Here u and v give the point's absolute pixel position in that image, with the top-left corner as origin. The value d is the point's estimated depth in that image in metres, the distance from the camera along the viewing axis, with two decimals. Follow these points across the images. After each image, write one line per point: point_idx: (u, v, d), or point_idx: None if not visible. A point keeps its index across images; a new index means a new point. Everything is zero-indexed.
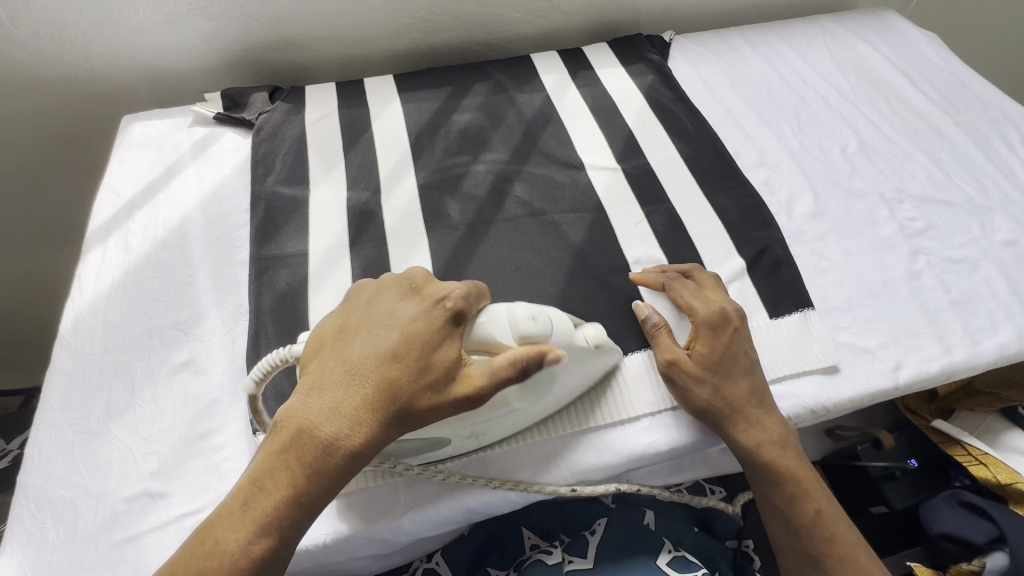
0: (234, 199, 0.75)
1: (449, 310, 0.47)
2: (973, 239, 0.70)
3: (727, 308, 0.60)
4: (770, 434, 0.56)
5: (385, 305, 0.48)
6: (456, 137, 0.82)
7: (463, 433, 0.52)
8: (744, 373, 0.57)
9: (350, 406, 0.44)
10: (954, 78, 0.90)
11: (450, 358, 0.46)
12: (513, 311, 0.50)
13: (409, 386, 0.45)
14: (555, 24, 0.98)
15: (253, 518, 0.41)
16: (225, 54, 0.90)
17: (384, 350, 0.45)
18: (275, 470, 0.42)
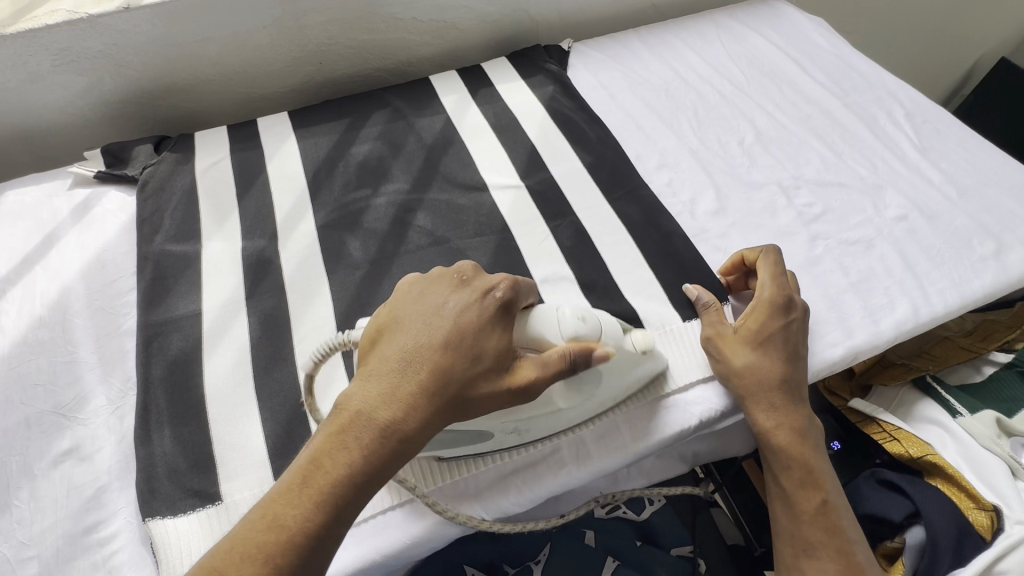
0: (120, 263, 0.70)
1: (499, 301, 0.47)
2: (867, 219, 0.72)
3: (791, 297, 0.60)
4: (792, 417, 0.56)
5: (434, 298, 0.48)
6: (355, 171, 0.79)
7: (506, 429, 0.52)
8: (780, 357, 0.58)
9: (408, 392, 0.44)
10: (840, 60, 0.93)
11: (505, 346, 0.47)
12: (561, 312, 0.51)
13: (466, 373, 0.45)
14: (454, 42, 0.97)
15: (309, 495, 0.41)
16: (105, 106, 0.86)
17: (439, 337, 0.45)
18: (337, 454, 0.42)
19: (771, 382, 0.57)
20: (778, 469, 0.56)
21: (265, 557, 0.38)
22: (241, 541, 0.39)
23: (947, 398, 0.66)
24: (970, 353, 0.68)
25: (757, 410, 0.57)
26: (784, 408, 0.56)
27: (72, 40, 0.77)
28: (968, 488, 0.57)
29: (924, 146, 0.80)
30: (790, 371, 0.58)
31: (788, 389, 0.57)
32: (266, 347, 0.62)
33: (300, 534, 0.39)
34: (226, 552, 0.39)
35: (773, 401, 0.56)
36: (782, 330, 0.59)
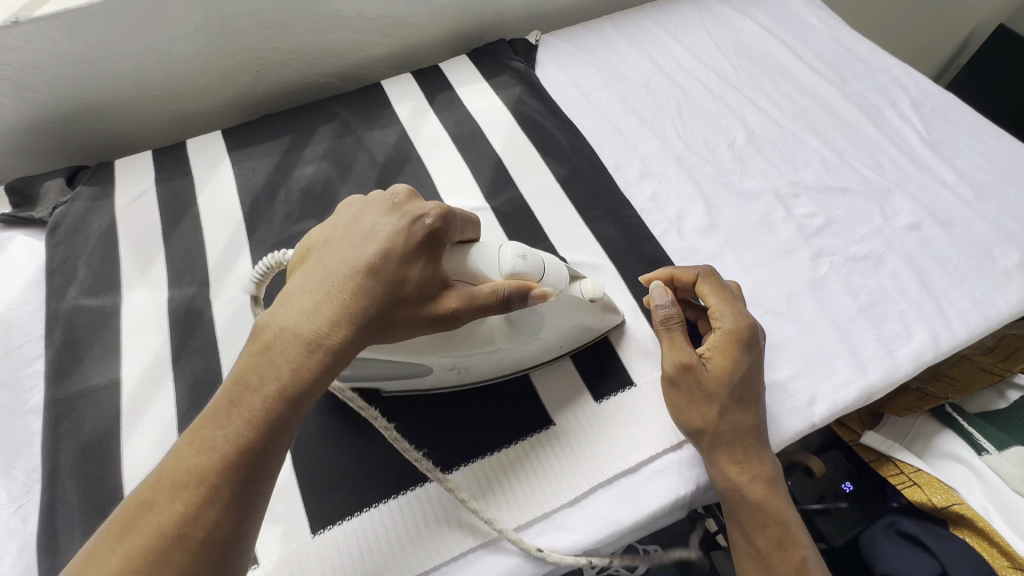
0: (27, 323, 0.61)
1: (427, 228, 0.43)
2: (875, 229, 0.64)
3: (755, 326, 0.52)
4: (758, 469, 0.49)
5: (367, 219, 0.44)
6: (298, 199, 0.70)
7: (445, 363, 0.49)
8: (748, 405, 0.50)
9: (338, 313, 0.40)
10: (836, 43, 0.84)
11: (423, 279, 0.42)
12: (502, 250, 0.45)
13: (397, 295, 0.41)
14: (408, 40, 0.86)
15: (241, 414, 0.36)
16: (9, 135, 0.75)
17: (372, 259, 0.41)
18: (267, 374, 0.37)
19: (740, 434, 0.49)
20: (752, 528, 0.49)
21: (189, 495, 0.33)
22: (169, 467, 0.35)
23: (969, 430, 0.59)
24: (993, 376, 0.61)
25: (718, 464, 0.49)
26: (753, 460, 0.49)
27: None
28: (1003, 545, 0.51)
29: (934, 140, 0.72)
30: (757, 417, 0.50)
31: (753, 436, 0.50)
32: (196, 420, 0.54)
33: (229, 464, 0.34)
34: (145, 495, 0.33)
35: (738, 456, 0.49)
36: (750, 369, 0.51)
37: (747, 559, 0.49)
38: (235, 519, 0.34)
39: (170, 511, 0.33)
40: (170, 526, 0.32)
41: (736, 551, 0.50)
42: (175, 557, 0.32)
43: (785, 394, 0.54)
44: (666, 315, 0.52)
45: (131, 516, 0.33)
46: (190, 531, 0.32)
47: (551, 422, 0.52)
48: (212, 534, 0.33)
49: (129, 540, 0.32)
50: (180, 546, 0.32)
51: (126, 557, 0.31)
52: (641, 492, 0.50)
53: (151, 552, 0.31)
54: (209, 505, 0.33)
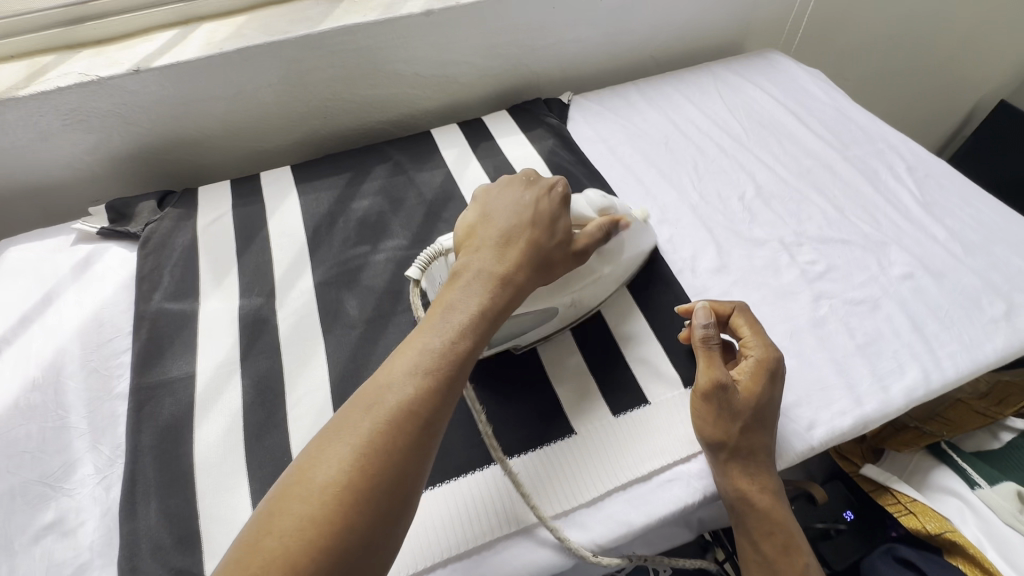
0: (116, 321, 0.70)
1: (562, 195, 0.59)
2: (872, 277, 0.70)
3: (781, 360, 0.58)
4: (766, 482, 0.55)
5: (513, 195, 0.59)
6: (355, 226, 0.79)
7: (567, 302, 0.61)
8: (765, 427, 0.56)
9: (513, 256, 0.53)
10: (839, 113, 0.94)
11: (570, 225, 0.58)
12: (588, 196, 0.64)
13: (549, 240, 0.56)
14: (455, 96, 0.99)
15: (453, 329, 0.47)
16: (111, 161, 0.87)
17: (529, 218, 0.56)
18: (465, 297, 0.50)
19: (752, 450, 0.55)
20: (761, 535, 0.55)
21: (419, 377, 0.44)
22: (399, 364, 0.45)
23: (961, 465, 0.64)
24: (986, 418, 0.65)
25: (728, 476, 0.55)
26: (761, 472, 0.55)
27: (82, 101, 0.78)
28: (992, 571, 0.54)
29: (928, 201, 0.79)
30: (768, 436, 0.56)
31: (763, 454, 0.56)
32: (260, 412, 0.61)
33: (443, 360, 0.45)
34: (378, 383, 0.43)
35: (747, 469, 0.55)
36: (773, 395, 0.57)
37: (756, 568, 0.55)
38: (444, 404, 0.44)
39: (404, 390, 0.43)
40: (405, 402, 0.42)
41: (745, 560, 0.56)
42: (405, 425, 0.41)
43: (788, 419, 0.59)
44: (706, 335, 0.58)
45: (369, 397, 0.43)
46: (417, 407, 0.42)
47: (572, 431, 0.58)
48: (432, 412, 0.43)
49: (375, 411, 0.42)
50: (410, 417, 0.42)
51: (369, 426, 0.41)
52: (650, 498, 0.56)
53: (395, 422, 0.41)
54: (432, 389, 0.43)
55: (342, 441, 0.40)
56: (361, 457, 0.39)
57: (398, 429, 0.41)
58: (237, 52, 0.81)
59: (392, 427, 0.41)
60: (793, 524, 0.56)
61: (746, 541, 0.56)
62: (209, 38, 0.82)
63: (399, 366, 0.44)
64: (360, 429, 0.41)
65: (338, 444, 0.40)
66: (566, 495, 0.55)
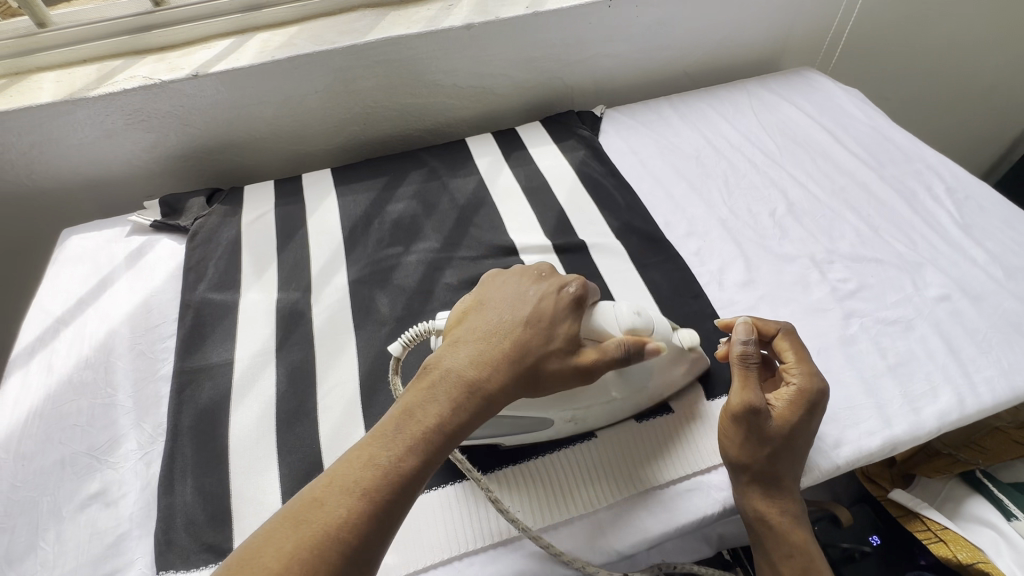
0: (164, 308, 0.74)
1: (572, 297, 0.53)
2: (906, 297, 0.69)
3: (825, 392, 0.56)
4: (787, 505, 0.55)
5: (513, 286, 0.55)
6: (389, 228, 0.82)
7: (564, 416, 0.55)
8: (793, 455, 0.55)
9: (493, 360, 0.49)
10: (876, 132, 0.93)
11: (572, 333, 0.51)
12: (618, 307, 0.56)
13: (541, 351, 0.50)
14: (491, 107, 1.02)
15: (405, 442, 0.44)
16: (166, 160, 0.93)
17: (520, 318, 0.51)
18: (425, 407, 0.46)
19: (777, 476, 0.54)
20: (779, 559, 0.54)
21: (357, 496, 0.41)
22: (343, 474, 0.43)
23: (998, 495, 0.62)
24: None
25: (748, 498, 0.54)
26: (784, 498, 0.55)
27: (145, 102, 0.84)
28: None
29: (967, 223, 0.78)
30: (795, 464, 0.55)
31: (787, 478, 0.55)
32: (292, 400, 0.64)
33: (386, 479, 0.42)
34: (314, 493, 0.42)
35: (770, 493, 0.54)
36: (808, 426, 0.55)
37: None
38: (380, 530, 0.41)
39: (338, 510, 0.41)
40: (336, 523, 0.40)
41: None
42: (332, 554, 0.39)
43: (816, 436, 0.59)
44: (746, 353, 0.57)
45: (302, 510, 0.41)
46: (346, 531, 0.40)
47: (593, 436, 0.59)
48: (363, 539, 0.40)
49: (302, 527, 0.40)
50: (338, 543, 0.39)
51: (291, 545, 0.39)
52: (669, 508, 0.55)
53: (321, 546, 0.39)
54: (367, 514, 0.41)
55: (261, 559, 0.38)
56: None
57: (323, 555, 0.39)
58: (287, 60, 0.85)
59: (316, 551, 0.39)
60: (815, 551, 0.55)
61: (764, 561, 0.56)
62: (262, 47, 0.87)
63: (340, 476, 0.42)
64: (283, 546, 0.39)
65: (258, 561, 0.38)
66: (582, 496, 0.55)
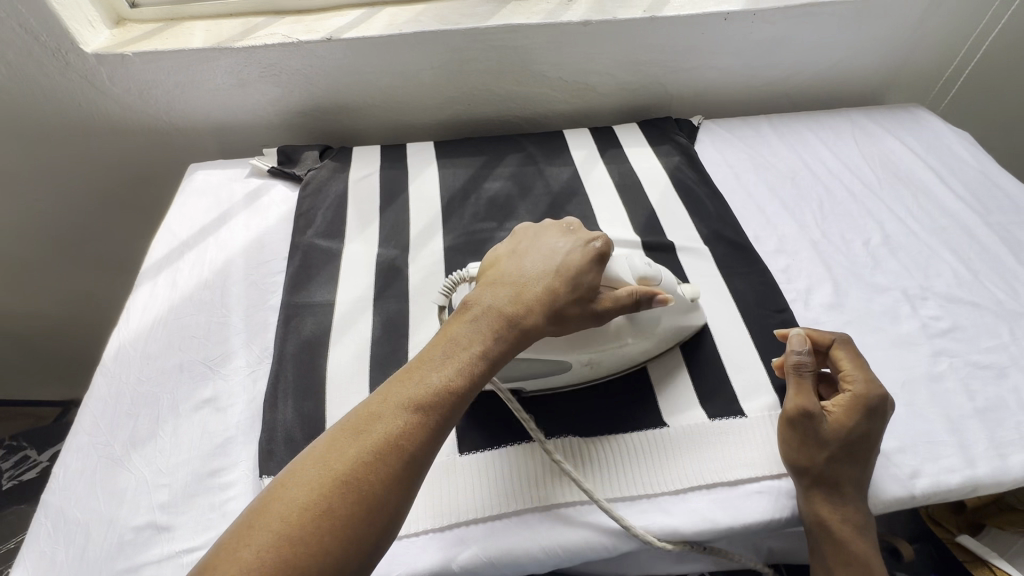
0: (274, 246, 0.81)
1: (598, 251, 0.59)
2: (1001, 344, 0.68)
3: (886, 399, 0.57)
4: (849, 514, 0.56)
5: (546, 241, 0.61)
6: (485, 204, 0.86)
7: (581, 360, 0.61)
8: (855, 458, 0.56)
9: (527, 300, 0.55)
10: (985, 177, 0.90)
11: (596, 283, 0.58)
12: (630, 259, 0.63)
13: (569, 298, 0.56)
14: (590, 103, 1.05)
15: (453, 364, 0.50)
16: (285, 114, 1.00)
17: (553, 266, 0.57)
18: (467, 339, 0.52)
19: (838, 480, 0.55)
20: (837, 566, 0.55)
21: (413, 411, 0.47)
22: (397, 395, 0.48)
23: None
24: None
25: (808, 500, 0.56)
26: (846, 504, 0.56)
27: (281, 58, 0.91)
28: None
29: None
30: (857, 471, 0.56)
31: (849, 485, 0.56)
32: (385, 345, 0.68)
33: (433, 397, 0.48)
34: (370, 408, 0.47)
35: (832, 497, 0.55)
36: (868, 431, 0.56)
37: None
38: (433, 439, 0.47)
39: (393, 423, 0.46)
40: (396, 429, 0.46)
41: None
42: (390, 457, 0.45)
43: (890, 462, 0.59)
44: (800, 363, 0.58)
45: (361, 422, 0.46)
46: (403, 440, 0.45)
47: (664, 426, 0.61)
48: (416, 445, 0.46)
49: (365, 437, 0.45)
50: (396, 447, 0.45)
51: (350, 454, 0.44)
52: (737, 505, 0.57)
53: (386, 449, 0.45)
54: (421, 425, 0.47)
55: (328, 464, 0.44)
56: (342, 478, 0.43)
57: (380, 459, 0.44)
58: (413, 35, 0.91)
59: (373, 455, 0.44)
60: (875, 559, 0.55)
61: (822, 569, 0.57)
62: (391, 20, 0.93)
63: (396, 397, 0.48)
64: (348, 450, 0.45)
65: (325, 462, 0.44)
66: (635, 484, 0.57)
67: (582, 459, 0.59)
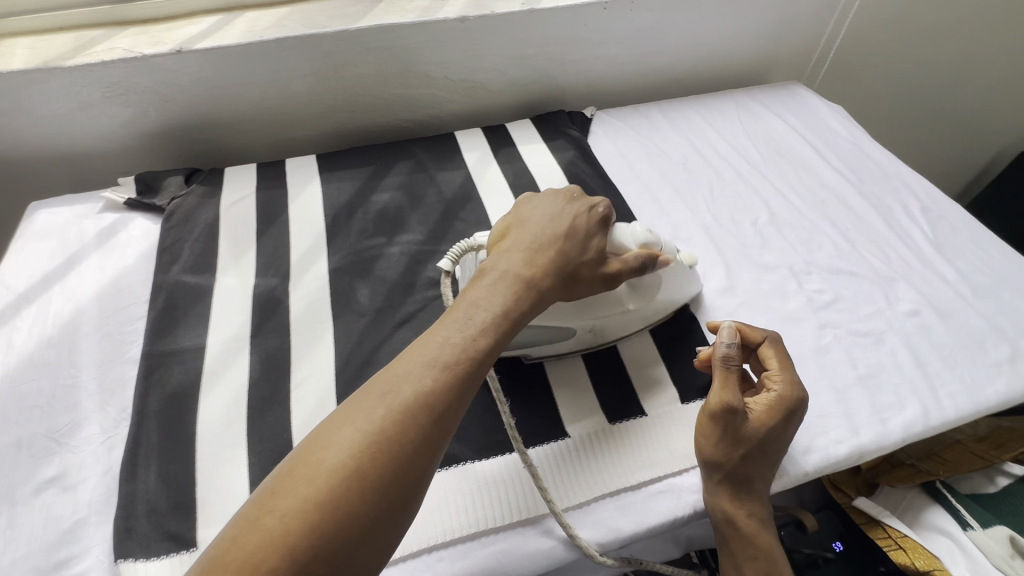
0: (134, 289, 0.72)
1: (601, 215, 0.59)
2: (878, 311, 0.71)
3: (804, 401, 0.57)
4: (756, 509, 0.56)
5: (547, 205, 0.59)
6: (373, 218, 0.81)
7: (585, 326, 0.61)
8: (768, 456, 0.56)
9: (540, 261, 0.54)
10: (858, 148, 0.95)
11: (603, 247, 0.57)
12: (634, 229, 0.61)
13: (579, 258, 0.56)
14: (482, 101, 1.01)
15: (476, 326, 0.47)
16: (144, 136, 0.90)
17: (560, 227, 0.57)
18: (490, 298, 0.49)
19: (749, 477, 0.56)
20: (744, 560, 0.56)
21: (438, 374, 0.43)
22: (419, 357, 0.44)
23: (955, 505, 0.65)
24: (985, 461, 0.66)
25: (717, 497, 0.56)
26: (754, 501, 0.56)
27: (125, 75, 0.81)
28: None
29: (939, 242, 0.80)
30: (768, 468, 0.57)
31: (758, 480, 0.57)
32: (264, 388, 0.62)
33: (462, 354, 0.45)
34: (395, 371, 0.43)
35: (740, 495, 0.56)
36: (785, 431, 0.56)
37: None
38: (460, 400, 0.44)
39: (419, 382, 0.42)
40: (422, 391, 0.42)
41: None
42: (418, 419, 0.41)
43: None
44: (727, 356, 0.57)
45: (385, 386, 0.42)
46: (433, 400, 0.42)
47: (567, 435, 0.59)
48: (445, 406, 0.42)
49: (390, 399, 0.41)
50: (424, 407, 0.41)
51: (379, 416, 0.41)
52: (641, 509, 0.56)
53: (411, 409, 0.41)
54: (448, 388, 0.43)
55: (352, 428, 0.40)
56: (371, 439, 0.39)
57: (408, 421, 0.41)
58: (276, 42, 0.83)
59: (404, 416, 0.41)
60: (777, 549, 0.57)
61: (728, 561, 0.58)
62: (250, 26, 0.85)
63: (418, 357, 0.44)
64: (374, 412, 0.41)
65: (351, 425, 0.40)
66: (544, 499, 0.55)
67: (483, 486, 0.55)
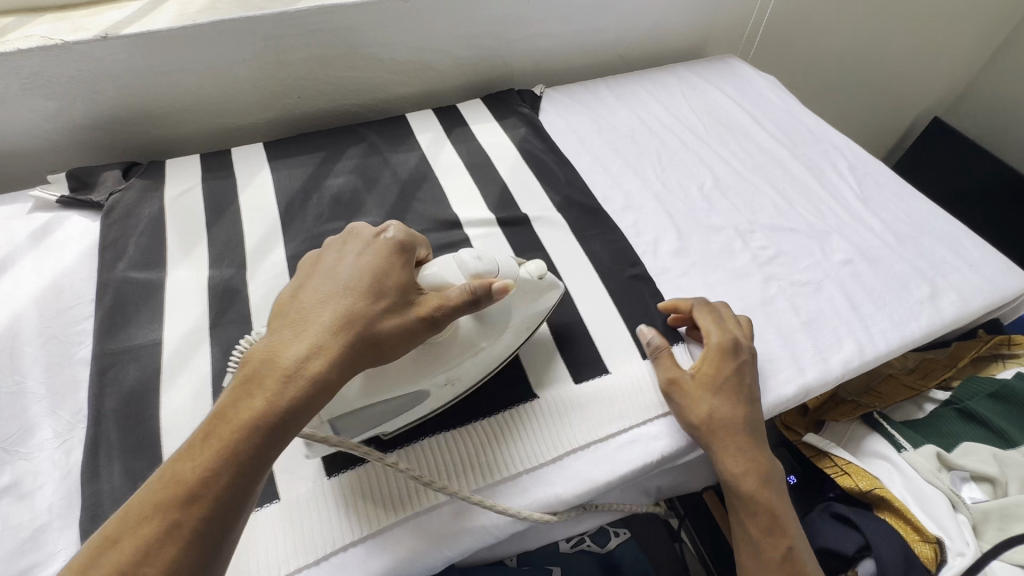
0: (77, 289, 0.69)
1: (398, 240, 0.51)
2: (816, 262, 0.77)
3: (742, 342, 0.63)
4: (758, 457, 0.59)
5: (356, 237, 0.51)
6: (329, 203, 0.80)
7: (438, 383, 0.55)
8: (742, 403, 0.60)
9: (338, 304, 0.46)
10: (790, 114, 1.01)
11: (407, 282, 0.49)
12: (459, 257, 0.54)
13: (385, 300, 0.47)
14: (431, 82, 1.00)
15: (263, 397, 0.40)
16: (72, 130, 0.85)
17: (362, 264, 0.48)
18: (280, 358, 0.42)
19: (739, 425, 0.59)
20: (747, 510, 0.57)
21: (221, 461, 0.38)
22: (200, 445, 0.39)
23: (891, 432, 0.71)
24: (911, 390, 0.75)
25: (721, 452, 0.57)
26: (755, 449, 0.58)
27: (45, 65, 0.76)
28: (914, 522, 0.62)
29: (866, 197, 0.87)
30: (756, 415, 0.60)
31: (749, 428, 0.59)
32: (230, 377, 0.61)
33: (247, 435, 0.39)
34: (174, 468, 0.38)
35: (740, 443, 0.58)
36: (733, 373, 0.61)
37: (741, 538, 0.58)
38: (248, 483, 0.38)
39: (198, 477, 0.37)
40: (200, 486, 0.37)
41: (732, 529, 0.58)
42: (193, 519, 0.36)
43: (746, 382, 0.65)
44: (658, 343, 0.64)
45: (168, 485, 0.37)
46: (213, 495, 0.37)
47: (536, 396, 0.61)
48: (229, 500, 0.37)
49: (167, 503, 0.36)
50: (194, 511, 0.36)
51: (115, 561, 0.34)
52: (614, 459, 0.59)
53: (183, 512, 0.36)
54: (225, 478, 0.38)
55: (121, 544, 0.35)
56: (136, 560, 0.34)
57: (181, 523, 0.36)
58: (212, 25, 0.80)
59: (172, 525, 0.36)
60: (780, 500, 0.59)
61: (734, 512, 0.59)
62: (181, 9, 0.82)
63: (199, 447, 0.38)
64: (148, 526, 0.35)
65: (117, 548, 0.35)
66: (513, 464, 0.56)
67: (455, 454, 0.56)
